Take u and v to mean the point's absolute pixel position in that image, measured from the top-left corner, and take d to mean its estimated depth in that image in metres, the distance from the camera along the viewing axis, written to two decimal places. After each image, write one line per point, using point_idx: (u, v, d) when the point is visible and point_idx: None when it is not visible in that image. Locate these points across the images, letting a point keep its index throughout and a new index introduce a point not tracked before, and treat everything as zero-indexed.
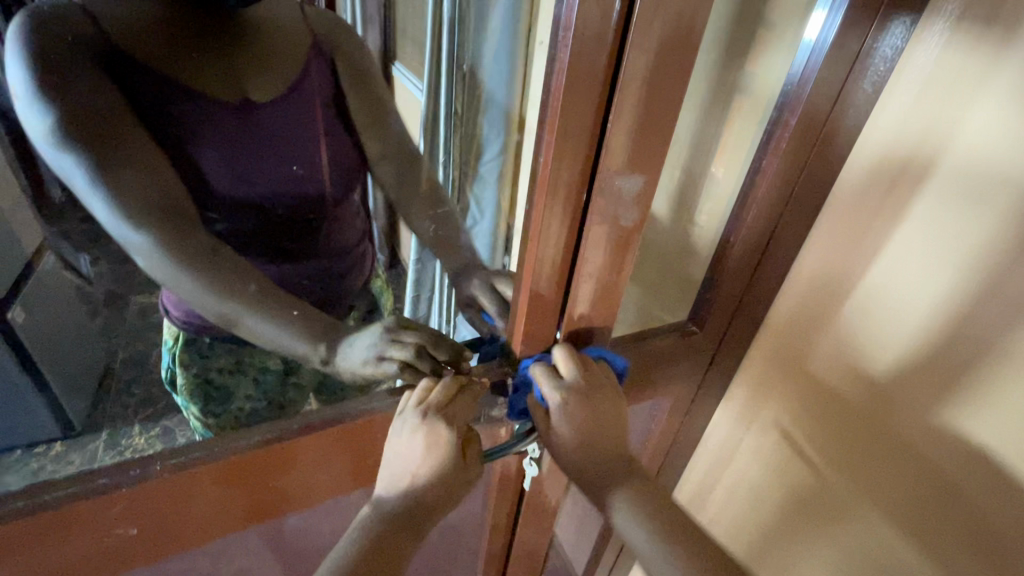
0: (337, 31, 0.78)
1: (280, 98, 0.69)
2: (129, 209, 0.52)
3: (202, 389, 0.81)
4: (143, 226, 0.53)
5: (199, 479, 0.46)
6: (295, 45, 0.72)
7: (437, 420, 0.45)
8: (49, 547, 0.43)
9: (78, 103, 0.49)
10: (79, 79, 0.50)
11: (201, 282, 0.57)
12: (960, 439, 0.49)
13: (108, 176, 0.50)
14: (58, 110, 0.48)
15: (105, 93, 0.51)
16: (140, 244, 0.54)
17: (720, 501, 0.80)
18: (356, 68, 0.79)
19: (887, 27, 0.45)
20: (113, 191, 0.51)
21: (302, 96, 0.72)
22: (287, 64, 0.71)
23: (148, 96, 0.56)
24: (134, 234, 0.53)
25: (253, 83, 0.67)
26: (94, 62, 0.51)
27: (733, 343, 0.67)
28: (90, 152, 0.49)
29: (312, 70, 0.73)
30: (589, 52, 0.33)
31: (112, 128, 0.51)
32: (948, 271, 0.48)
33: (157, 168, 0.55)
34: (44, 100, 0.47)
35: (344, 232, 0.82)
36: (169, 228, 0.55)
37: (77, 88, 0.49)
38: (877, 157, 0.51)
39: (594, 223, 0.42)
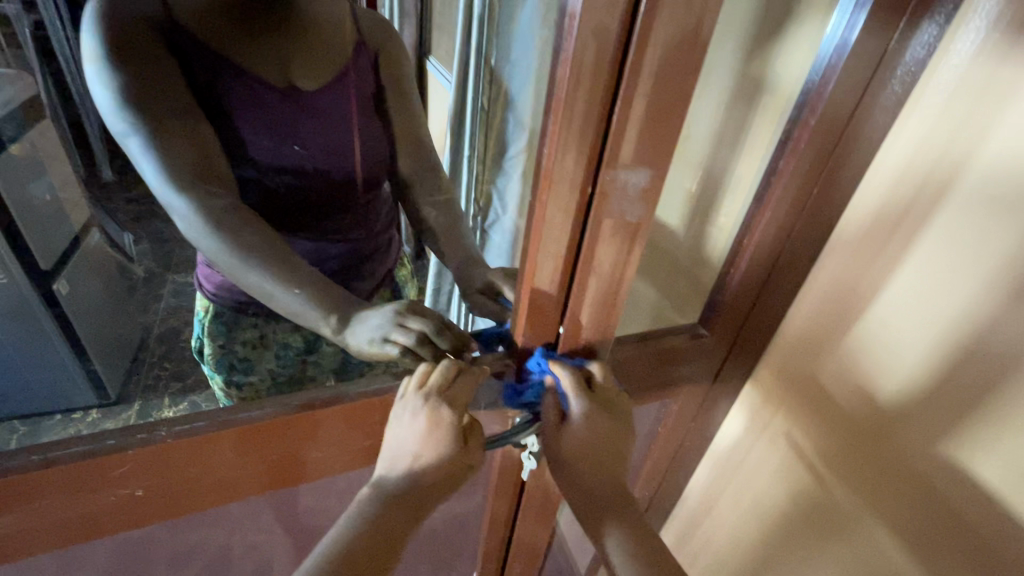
0: (379, 28, 0.80)
1: (325, 86, 0.71)
2: (175, 173, 0.56)
3: (227, 359, 0.84)
4: (184, 191, 0.56)
5: (204, 446, 0.48)
6: (343, 42, 0.74)
7: (438, 402, 0.46)
8: (61, 501, 0.46)
9: (140, 72, 0.53)
10: (143, 51, 0.54)
11: (227, 247, 0.59)
12: (975, 459, 0.47)
13: (160, 140, 0.54)
14: (123, 81, 0.52)
15: (167, 68, 0.56)
16: (181, 208, 0.57)
17: (725, 509, 0.79)
18: (393, 65, 0.81)
19: (916, 28, 0.44)
20: (161, 155, 0.55)
21: (344, 87, 0.73)
22: (334, 55, 0.73)
23: (201, 72, 0.60)
24: (177, 199, 0.57)
25: (300, 71, 0.70)
26: (159, 38, 0.55)
27: (745, 349, 0.66)
28: (144, 118, 0.53)
29: (353, 66, 0.75)
30: (595, 42, 0.33)
31: (166, 99, 0.55)
32: (970, 284, 0.46)
33: (202, 137, 0.58)
34: (113, 68, 0.52)
35: (370, 219, 0.84)
36: (204, 194, 0.57)
37: (140, 63, 0.54)
38: (904, 162, 0.49)
39: (598, 216, 0.42)
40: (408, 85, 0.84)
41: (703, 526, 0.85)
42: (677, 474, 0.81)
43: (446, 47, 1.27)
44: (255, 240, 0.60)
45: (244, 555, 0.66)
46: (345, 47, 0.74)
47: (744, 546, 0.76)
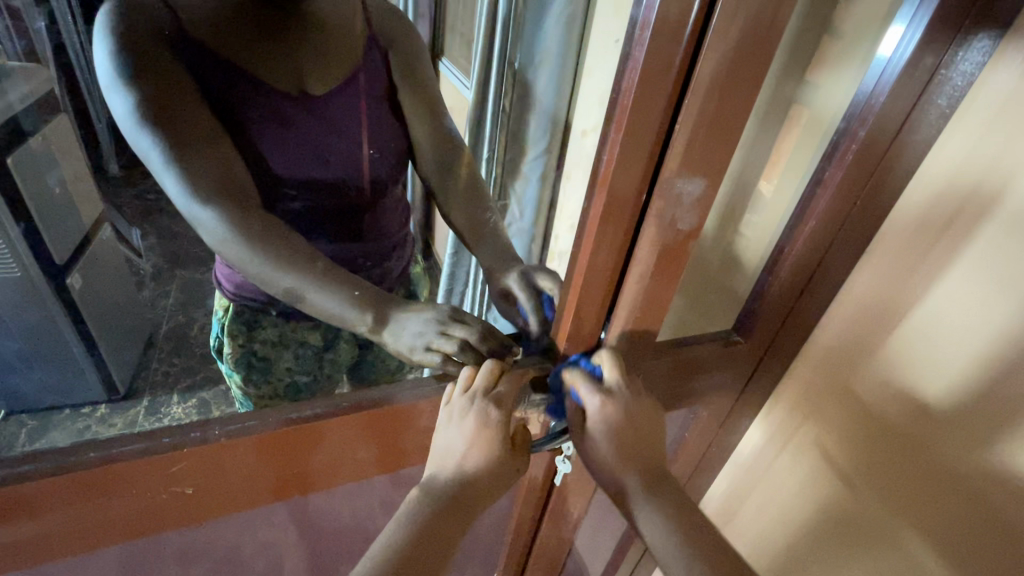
0: (388, 19, 0.77)
1: (339, 88, 0.70)
2: (200, 186, 0.55)
3: (247, 358, 0.81)
4: (210, 202, 0.56)
5: (249, 447, 0.49)
6: (355, 38, 0.71)
7: (486, 403, 0.46)
8: (107, 500, 0.46)
9: (155, 87, 0.53)
10: (159, 67, 0.55)
11: (261, 255, 0.58)
12: (1014, 473, 0.47)
13: (181, 156, 0.54)
14: (140, 96, 0.53)
15: (182, 82, 0.56)
16: (207, 220, 0.56)
17: (748, 515, 0.80)
18: (411, 66, 0.78)
19: (969, 42, 0.44)
20: (184, 170, 0.54)
21: (354, 89, 0.71)
22: (343, 53, 0.70)
23: (216, 82, 0.60)
24: (202, 211, 0.56)
25: (312, 76, 0.68)
26: (170, 51, 0.56)
27: (775, 358, 0.66)
28: (165, 133, 0.53)
29: (364, 63, 0.72)
30: (664, 53, 0.34)
31: (184, 113, 0.55)
32: (1010, 299, 0.46)
33: (218, 147, 0.58)
34: (128, 84, 0.53)
35: (389, 218, 0.83)
36: (233, 205, 0.57)
37: (156, 79, 0.54)
38: (947, 179, 0.50)
39: (650, 224, 0.42)
40: (428, 82, 0.80)
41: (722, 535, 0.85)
42: (699, 482, 0.82)
43: (462, 50, 1.28)
44: (282, 245, 0.59)
45: (269, 554, 0.66)
46: (358, 42, 0.72)
47: (767, 555, 0.77)
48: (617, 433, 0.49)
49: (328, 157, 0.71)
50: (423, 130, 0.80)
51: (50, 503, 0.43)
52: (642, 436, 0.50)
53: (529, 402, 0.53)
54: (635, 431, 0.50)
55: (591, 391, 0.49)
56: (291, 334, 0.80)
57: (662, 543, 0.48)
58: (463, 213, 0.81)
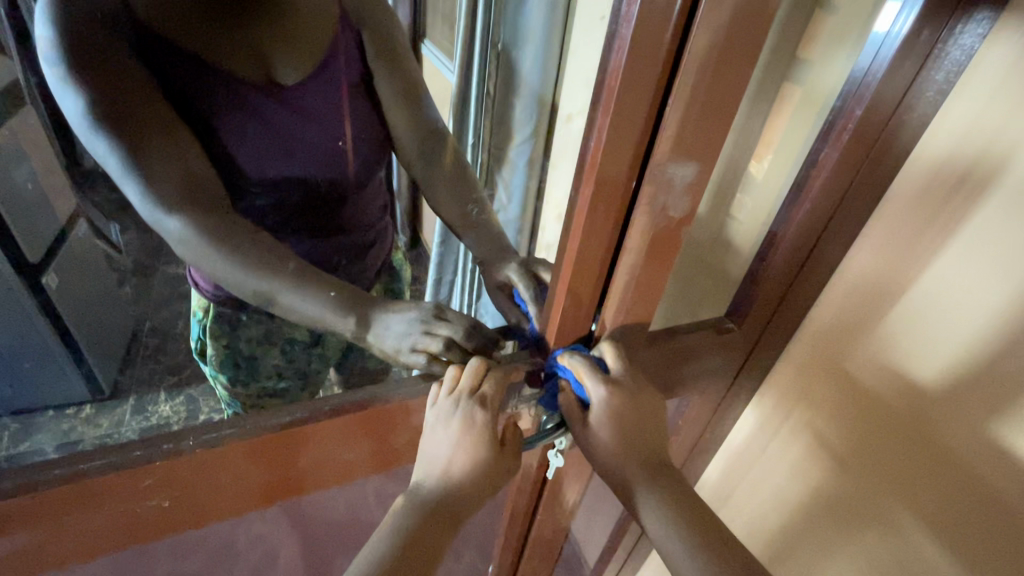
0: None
1: (312, 77, 0.67)
2: (163, 193, 0.52)
3: (232, 359, 0.81)
4: (177, 210, 0.53)
5: (230, 455, 0.47)
6: (326, 20, 0.67)
7: (470, 405, 0.45)
8: (81, 515, 0.44)
9: (109, 86, 0.50)
10: (110, 64, 0.51)
11: (234, 262, 0.56)
12: (1010, 454, 0.47)
13: (139, 158, 0.51)
14: (91, 96, 0.49)
15: (138, 79, 0.52)
16: (175, 228, 0.53)
17: (741, 499, 0.80)
18: (388, 48, 0.73)
19: (969, 14, 0.42)
20: (145, 177, 0.51)
21: (329, 75, 0.68)
22: (313, 38, 0.67)
23: (175, 74, 0.57)
24: (169, 219, 0.53)
25: (281, 67, 0.65)
26: (128, 49, 0.53)
27: (768, 343, 0.66)
28: (121, 136, 0.50)
29: (340, 45, 0.68)
30: (654, 31, 0.31)
31: (143, 113, 0.52)
32: (1008, 280, 0.46)
33: (180, 147, 0.55)
34: (79, 83, 0.49)
35: (370, 209, 0.81)
36: (202, 210, 0.55)
37: (108, 77, 0.50)
38: (942, 159, 0.48)
39: (640, 212, 0.41)
40: (411, 68, 0.76)
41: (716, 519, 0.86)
42: (692, 466, 0.82)
43: (443, 31, 1.24)
44: (254, 248, 0.57)
45: (260, 554, 0.65)
46: (329, 26, 0.67)
47: (761, 537, 0.77)
48: (619, 426, 0.48)
49: (304, 149, 0.68)
50: (404, 120, 0.77)
51: (21, 521, 0.41)
52: (645, 427, 0.50)
53: (518, 397, 0.52)
54: (639, 428, 0.49)
55: (597, 384, 0.48)
56: (277, 331, 0.78)
57: (663, 533, 0.48)
58: (452, 206, 0.79)
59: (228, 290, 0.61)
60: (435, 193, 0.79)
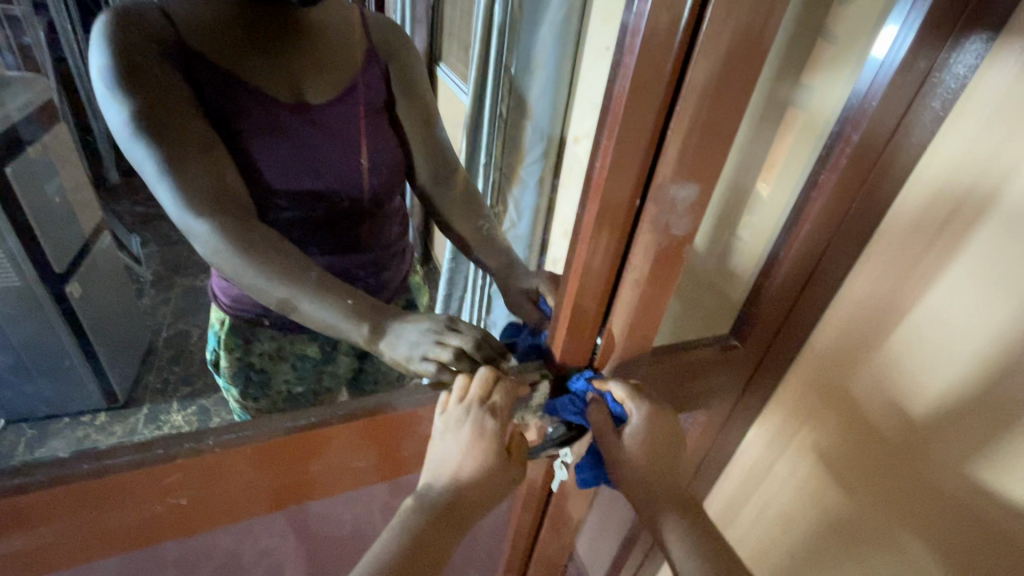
0: (388, 31, 0.77)
1: (336, 100, 0.70)
2: (194, 198, 0.55)
3: (245, 372, 0.81)
4: (204, 214, 0.56)
5: (244, 457, 0.48)
6: (352, 48, 0.72)
7: (481, 414, 0.47)
8: (101, 511, 0.45)
9: (150, 98, 0.53)
10: (152, 78, 0.54)
11: (255, 267, 0.58)
12: (1013, 472, 0.47)
13: (175, 168, 0.54)
14: (137, 106, 0.53)
15: (179, 92, 0.56)
16: (201, 231, 0.56)
17: (747, 520, 0.79)
18: (406, 75, 0.78)
19: (961, 45, 0.44)
20: (179, 183, 0.54)
21: (353, 100, 0.71)
22: (342, 64, 0.71)
23: (213, 90, 0.59)
24: (197, 222, 0.56)
25: (312, 86, 0.68)
26: (168, 64, 0.56)
27: (773, 361, 0.66)
28: (160, 145, 0.53)
29: (363, 74, 0.72)
30: (656, 59, 0.34)
31: (177, 124, 0.55)
32: (1008, 301, 0.46)
33: (214, 158, 0.58)
34: (123, 94, 0.53)
35: (389, 230, 0.83)
36: (227, 216, 0.57)
37: (153, 90, 0.54)
38: (939, 183, 0.50)
39: (644, 230, 0.42)
40: (422, 93, 0.80)
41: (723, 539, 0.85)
42: (698, 488, 0.82)
43: (457, 56, 1.29)
44: (274, 255, 0.59)
45: (268, 565, 0.65)
46: (354, 55, 0.72)
47: (768, 559, 0.77)
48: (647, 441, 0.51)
49: (330, 167, 0.70)
50: (422, 143, 0.81)
51: (49, 514, 0.43)
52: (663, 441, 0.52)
53: (525, 408, 0.53)
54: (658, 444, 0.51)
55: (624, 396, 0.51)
56: (288, 346, 0.79)
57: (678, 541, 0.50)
58: (468, 226, 0.82)
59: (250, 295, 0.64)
60: (451, 210, 0.83)
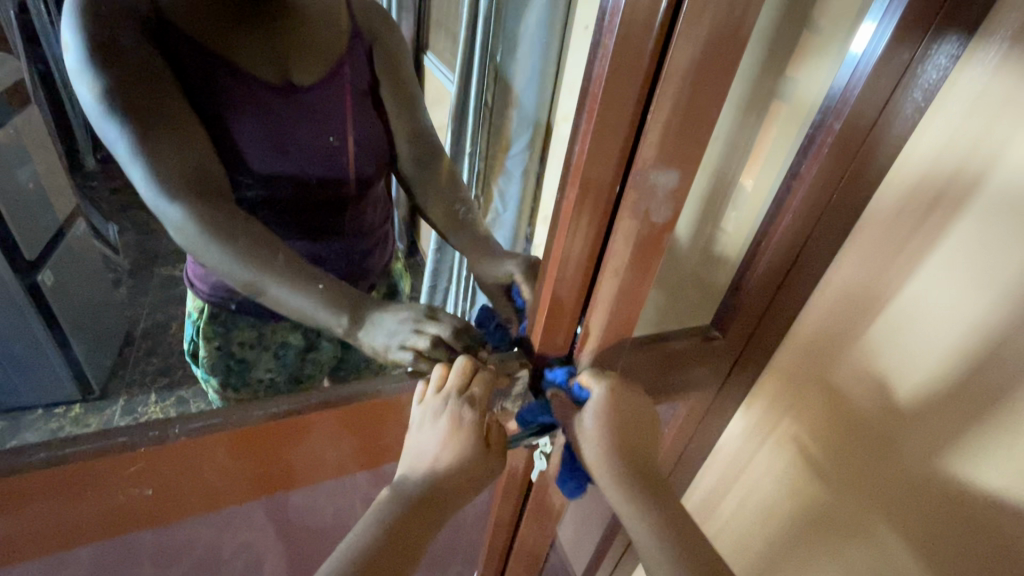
0: (372, 14, 0.76)
1: (322, 80, 0.69)
2: (167, 180, 0.53)
3: (224, 361, 0.80)
4: (178, 198, 0.54)
5: (214, 446, 0.47)
6: (337, 31, 0.71)
7: (460, 404, 0.46)
8: (63, 502, 0.44)
9: (125, 74, 0.51)
10: (128, 54, 0.52)
11: (229, 252, 0.57)
12: (988, 462, 0.47)
13: (149, 147, 0.52)
14: (110, 82, 0.51)
15: (156, 69, 0.54)
16: (175, 216, 0.55)
17: (728, 510, 0.80)
18: (394, 64, 0.78)
19: (943, 37, 0.44)
20: (151, 162, 0.52)
21: (338, 81, 0.71)
22: (327, 46, 0.70)
23: (192, 70, 0.58)
24: (170, 206, 0.54)
25: (297, 67, 0.68)
26: (145, 40, 0.54)
27: (754, 353, 0.66)
28: (132, 121, 0.51)
29: (349, 57, 0.72)
30: (635, 40, 0.33)
31: (152, 101, 0.53)
32: (985, 292, 0.46)
33: (189, 138, 0.56)
34: (95, 69, 0.51)
35: (369, 216, 0.81)
36: (201, 200, 0.56)
37: (128, 66, 0.52)
38: (919, 175, 0.50)
39: (624, 217, 0.42)
40: (406, 75, 0.80)
41: (704, 529, 0.86)
42: (680, 479, 0.82)
43: (444, 43, 1.27)
44: (249, 242, 0.58)
45: (245, 558, 0.64)
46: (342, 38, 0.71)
47: (748, 548, 0.77)
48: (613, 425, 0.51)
49: (306, 146, 0.69)
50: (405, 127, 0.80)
51: (7, 506, 0.42)
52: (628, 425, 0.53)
53: (505, 398, 0.53)
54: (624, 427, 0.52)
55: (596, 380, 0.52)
56: (269, 334, 0.78)
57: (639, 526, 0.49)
58: (441, 208, 0.83)
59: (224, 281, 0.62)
60: (428, 196, 0.83)
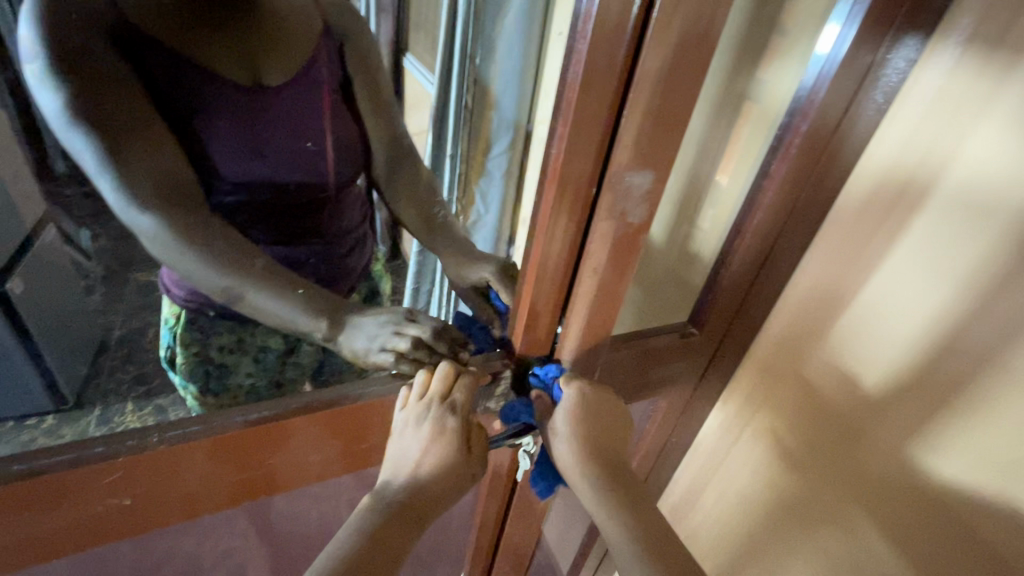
0: (347, 15, 0.76)
1: (296, 79, 0.68)
2: (137, 191, 0.52)
3: (203, 367, 0.78)
4: (150, 209, 0.53)
5: (194, 452, 0.47)
6: (307, 31, 0.70)
7: (442, 412, 0.47)
8: (38, 514, 0.43)
9: (91, 83, 0.50)
10: (92, 62, 0.51)
11: (203, 260, 0.56)
12: (951, 448, 0.50)
13: (117, 158, 0.51)
14: (73, 92, 0.49)
15: (121, 76, 0.53)
16: (147, 227, 0.54)
17: (708, 503, 0.82)
18: (366, 64, 0.78)
19: (901, 41, 0.46)
20: (120, 174, 0.51)
21: (311, 80, 0.70)
22: (299, 47, 0.69)
23: (160, 77, 0.57)
24: (141, 218, 0.53)
25: (268, 66, 0.66)
26: (111, 47, 0.53)
27: (730, 348, 0.68)
28: (99, 132, 0.50)
29: (322, 55, 0.71)
30: (607, 46, 0.34)
31: (119, 110, 0.52)
32: (945, 285, 0.49)
33: (159, 147, 0.55)
34: (57, 78, 0.49)
35: (346, 216, 0.81)
36: (174, 211, 0.55)
37: (90, 74, 0.50)
38: (882, 174, 0.52)
39: (601, 217, 0.43)
40: (382, 80, 0.81)
41: (685, 523, 0.87)
42: (661, 474, 0.84)
43: (422, 45, 1.27)
44: (223, 250, 0.57)
45: (227, 566, 0.64)
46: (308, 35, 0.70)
47: (727, 540, 0.79)
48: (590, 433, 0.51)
49: (282, 147, 0.68)
50: (377, 127, 0.80)
51: None
52: (602, 431, 0.52)
53: (489, 397, 0.54)
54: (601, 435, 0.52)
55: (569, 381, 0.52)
56: (249, 338, 0.77)
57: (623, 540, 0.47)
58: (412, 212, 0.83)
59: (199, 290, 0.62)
60: (396, 194, 0.83)
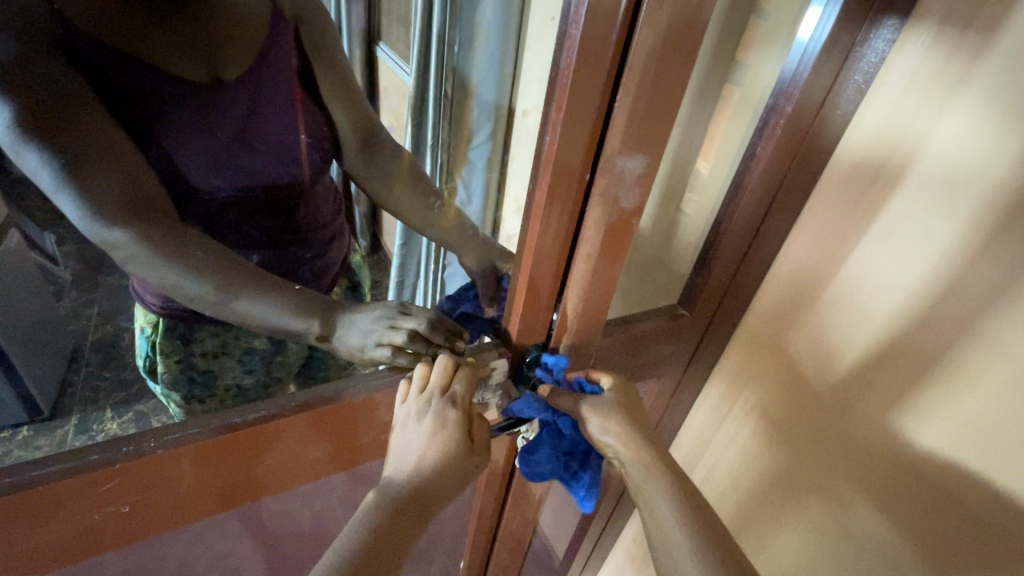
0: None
1: (257, 71, 0.68)
2: (103, 205, 0.50)
3: (187, 374, 0.78)
4: (120, 222, 0.51)
5: (190, 456, 0.46)
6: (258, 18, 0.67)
7: (442, 404, 0.47)
8: (30, 527, 0.42)
9: (43, 95, 0.46)
10: (41, 72, 0.47)
11: (180, 269, 0.54)
12: (933, 416, 0.52)
13: (77, 174, 0.48)
14: (20, 99, 0.45)
15: (73, 84, 0.49)
16: (118, 240, 0.52)
17: (700, 480, 0.84)
18: (327, 54, 0.75)
19: (878, 24, 0.47)
20: (82, 190, 0.49)
21: (274, 69, 0.69)
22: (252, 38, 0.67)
23: (115, 81, 0.54)
24: (111, 231, 0.51)
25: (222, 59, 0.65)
26: (59, 57, 0.49)
27: (717, 329, 0.70)
28: (58, 149, 0.47)
29: (277, 43, 0.69)
30: (599, 31, 0.34)
31: (77, 121, 0.49)
32: (923, 260, 0.50)
33: (121, 153, 0.53)
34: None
35: (321, 209, 0.80)
36: (147, 222, 0.53)
37: (41, 84, 0.47)
38: (861, 153, 0.53)
39: (595, 204, 0.43)
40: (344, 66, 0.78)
41: None
42: None
43: (395, 33, 1.24)
44: (200, 258, 0.56)
45: (223, 569, 0.63)
46: (263, 22, 0.67)
47: (720, 515, 0.81)
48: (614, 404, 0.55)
49: (270, 140, 0.70)
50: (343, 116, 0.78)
51: None
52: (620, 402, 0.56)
53: (485, 389, 0.54)
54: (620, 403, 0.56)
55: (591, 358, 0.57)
56: (231, 342, 0.77)
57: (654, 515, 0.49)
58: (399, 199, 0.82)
59: (176, 298, 0.60)
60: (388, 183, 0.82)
